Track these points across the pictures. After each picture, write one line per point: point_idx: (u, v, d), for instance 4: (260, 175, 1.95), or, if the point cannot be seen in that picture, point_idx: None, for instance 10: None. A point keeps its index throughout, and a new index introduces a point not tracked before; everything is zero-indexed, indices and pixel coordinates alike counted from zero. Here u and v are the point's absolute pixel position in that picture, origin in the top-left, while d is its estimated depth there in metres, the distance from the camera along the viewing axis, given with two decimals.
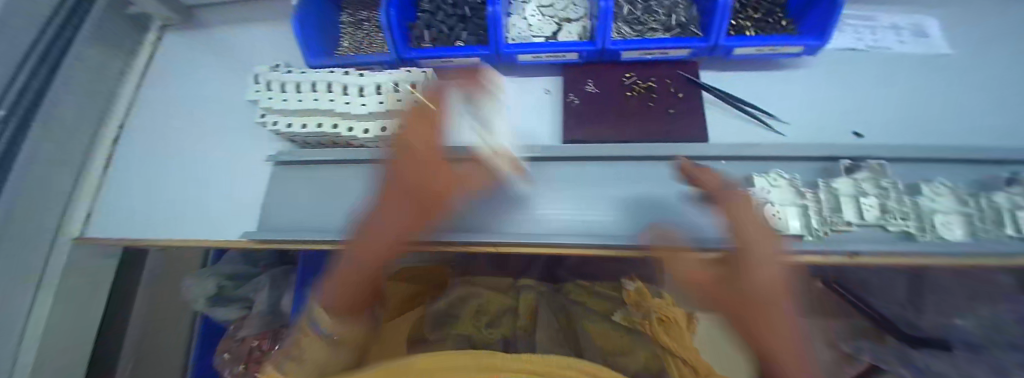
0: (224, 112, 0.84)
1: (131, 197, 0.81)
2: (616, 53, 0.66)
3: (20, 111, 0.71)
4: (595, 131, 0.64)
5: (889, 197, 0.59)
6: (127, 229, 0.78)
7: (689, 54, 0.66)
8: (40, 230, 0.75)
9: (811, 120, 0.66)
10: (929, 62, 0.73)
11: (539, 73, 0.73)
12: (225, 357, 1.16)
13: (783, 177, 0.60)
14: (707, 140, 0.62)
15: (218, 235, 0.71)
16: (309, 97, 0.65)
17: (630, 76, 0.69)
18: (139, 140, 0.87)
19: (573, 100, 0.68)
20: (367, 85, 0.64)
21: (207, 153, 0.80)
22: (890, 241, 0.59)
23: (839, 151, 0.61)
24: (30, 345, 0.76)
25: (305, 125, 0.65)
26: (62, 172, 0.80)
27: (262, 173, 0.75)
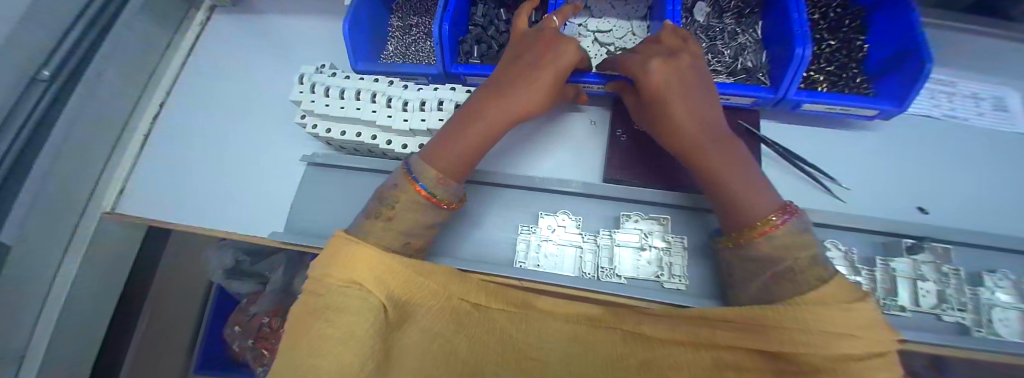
0: (263, 102, 0.84)
1: (164, 176, 0.81)
2: None
3: (63, 76, 0.72)
4: (640, 172, 0.62)
5: (949, 284, 0.56)
6: (154, 207, 0.79)
7: (752, 103, 0.62)
8: (73, 198, 0.76)
9: (870, 188, 0.63)
10: (1006, 140, 0.68)
11: (588, 103, 0.70)
12: (236, 329, 1.21)
13: (839, 249, 0.57)
14: None
15: (242, 228, 0.71)
16: (351, 105, 0.64)
17: None
18: (177, 120, 0.87)
19: (621, 137, 0.65)
20: (412, 100, 0.62)
21: (241, 141, 0.80)
22: (942, 332, 0.55)
23: (903, 229, 0.57)
24: (53, 309, 0.78)
25: (345, 133, 0.65)
26: (101, 144, 0.81)
27: (295, 171, 0.75)
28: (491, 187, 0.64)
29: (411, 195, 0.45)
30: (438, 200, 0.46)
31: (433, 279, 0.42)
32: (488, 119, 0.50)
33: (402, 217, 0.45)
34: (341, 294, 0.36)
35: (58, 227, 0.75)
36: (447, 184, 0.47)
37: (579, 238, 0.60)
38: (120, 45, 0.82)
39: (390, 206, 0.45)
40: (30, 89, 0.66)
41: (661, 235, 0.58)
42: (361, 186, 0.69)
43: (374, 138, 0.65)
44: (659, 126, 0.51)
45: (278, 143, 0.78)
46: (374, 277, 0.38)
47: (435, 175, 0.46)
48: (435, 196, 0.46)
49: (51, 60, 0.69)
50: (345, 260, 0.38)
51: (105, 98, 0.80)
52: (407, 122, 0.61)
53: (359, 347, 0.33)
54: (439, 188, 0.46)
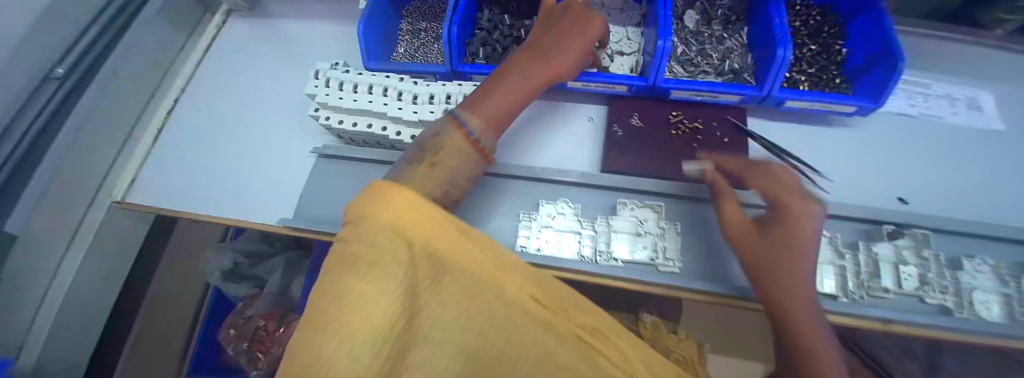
0: (277, 98, 0.88)
1: (176, 168, 0.84)
2: (666, 91, 0.66)
3: (80, 75, 0.77)
4: (636, 163, 0.64)
5: (929, 269, 0.59)
6: (165, 198, 0.81)
7: (739, 101, 0.66)
8: (84, 188, 0.79)
9: (853, 179, 0.67)
10: (981, 136, 0.73)
11: (587, 100, 0.74)
12: (232, 333, 1.19)
13: (823, 234, 0.60)
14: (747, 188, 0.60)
15: (251, 217, 0.74)
16: (363, 98, 0.67)
17: (678, 114, 0.68)
18: (192, 115, 0.91)
19: (617, 132, 0.67)
20: (420, 94, 0.66)
21: (255, 135, 0.84)
22: (927, 314, 0.58)
23: (883, 216, 0.61)
24: (53, 298, 0.78)
25: (356, 124, 0.68)
26: (114, 137, 0.84)
27: (305, 163, 0.78)
28: (496, 176, 0.67)
29: (456, 140, 0.45)
30: (482, 147, 0.48)
31: (476, 243, 0.34)
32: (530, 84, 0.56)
33: (443, 163, 0.44)
34: (370, 245, 0.31)
35: (65, 216, 0.76)
36: (490, 134, 0.49)
37: (577, 224, 0.63)
38: (139, 47, 0.87)
39: (435, 150, 0.45)
40: (41, 86, 0.71)
41: (656, 222, 0.61)
42: (369, 176, 0.72)
43: (383, 129, 0.68)
44: (744, 232, 0.46)
45: (291, 137, 0.82)
46: (410, 233, 0.32)
47: (480, 126, 0.49)
48: (479, 143, 0.48)
49: (63, 59, 0.74)
50: (382, 209, 0.32)
51: (122, 93, 0.84)
52: (416, 114, 0.64)
53: (389, 305, 0.29)
54: (485, 136, 0.49)
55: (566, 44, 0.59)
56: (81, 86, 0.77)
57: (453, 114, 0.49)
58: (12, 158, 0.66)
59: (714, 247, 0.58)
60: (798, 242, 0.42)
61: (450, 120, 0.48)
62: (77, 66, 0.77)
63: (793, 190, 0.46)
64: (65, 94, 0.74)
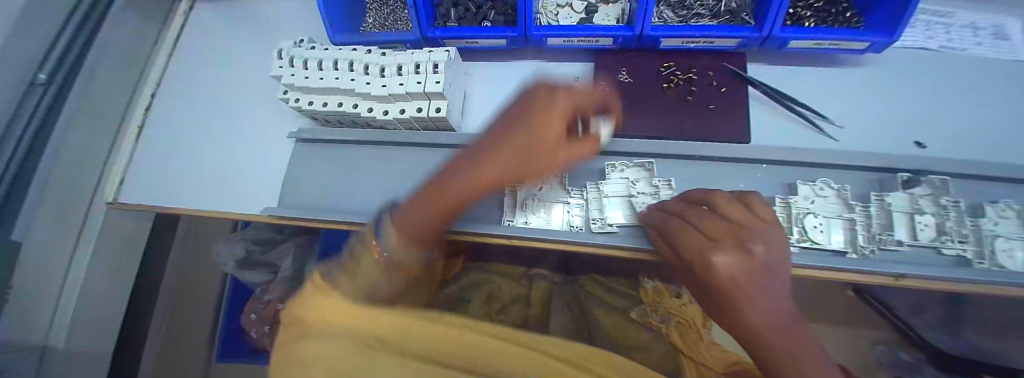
0: (249, 84, 0.84)
1: (162, 167, 0.82)
2: (655, 40, 0.60)
3: (62, 77, 0.73)
4: (625, 123, 0.59)
5: (948, 217, 0.54)
6: (154, 196, 0.81)
7: (737, 45, 0.59)
8: (79, 191, 0.78)
9: (865, 125, 0.61)
10: (1013, 67, 0.65)
11: (570, 58, 0.68)
12: (253, 317, 1.23)
13: (832, 187, 0.55)
14: (746, 142, 0.56)
15: (236, 208, 0.72)
16: (330, 75, 0.63)
17: (669, 66, 0.62)
18: (172, 111, 0.88)
19: (604, 90, 0.62)
20: (388, 66, 0.61)
21: (229, 124, 0.80)
22: (943, 265, 0.54)
23: (897, 163, 0.55)
24: (67, 301, 0.80)
25: (327, 104, 0.65)
26: (101, 138, 0.82)
27: (281, 150, 0.75)
28: None
29: (370, 262, 0.33)
30: (401, 275, 0.35)
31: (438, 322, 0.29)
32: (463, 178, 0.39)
33: (360, 271, 0.32)
34: (319, 315, 0.27)
35: (65, 219, 0.77)
36: (408, 256, 0.35)
37: (565, 193, 0.59)
38: (111, 43, 0.82)
39: (353, 257, 0.34)
40: (29, 93, 0.67)
41: (648, 181, 0.57)
42: (351, 158, 0.70)
43: (355, 106, 0.64)
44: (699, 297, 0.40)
45: (266, 123, 0.78)
46: (360, 312, 0.27)
47: (401, 243, 0.35)
48: (397, 268, 0.34)
49: (44, 63, 0.70)
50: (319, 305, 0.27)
51: (99, 94, 0.80)
52: (386, 87, 0.60)
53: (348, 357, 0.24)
54: (404, 259, 0.35)
55: (531, 170, 0.42)
56: (65, 89, 0.74)
57: (378, 221, 0.38)
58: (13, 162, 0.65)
59: None
60: (703, 279, 0.36)
61: (371, 227, 0.37)
62: (60, 67, 0.73)
63: (686, 224, 0.42)
64: (52, 98, 0.71)
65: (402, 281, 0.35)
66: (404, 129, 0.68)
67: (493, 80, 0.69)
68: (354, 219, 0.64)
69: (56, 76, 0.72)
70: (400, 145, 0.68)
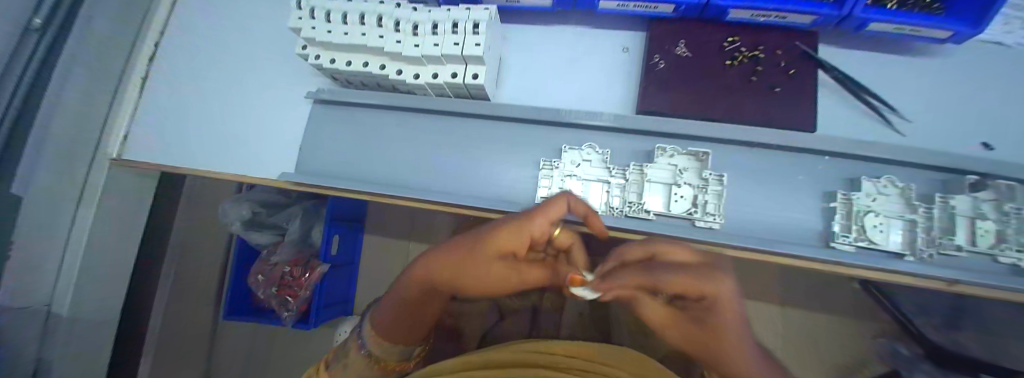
0: (259, 33, 0.76)
1: (170, 124, 0.77)
2: (722, 10, 0.53)
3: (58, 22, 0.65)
4: (679, 102, 0.54)
5: (1011, 223, 0.51)
6: (162, 153, 0.76)
7: (812, 23, 0.53)
8: (81, 146, 0.73)
9: (934, 121, 0.56)
10: None
11: (619, 27, 0.61)
12: (260, 278, 1.22)
13: (895, 185, 0.51)
14: (812, 130, 0.51)
15: (252, 172, 0.68)
16: (356, 31, 0.57)
17: (734, 41, 0.56)
18: (177, 61, 0.81)
19: (658, 63, 0.56)
20: (422, 23, 0.55)
21: (239, 78, 0.74)
22: (996, 274, 0.52)
23: (968, 165, 0.51)
24: (72, 259, 0.77)
25: (350, 63, 0.60)
26: (101, 92, 0.76)
27: (296, 110, 0.69)
28: (513, 121, 0.59)
29: (355, 360, 0.53)
30: (376, 359, 0.53)
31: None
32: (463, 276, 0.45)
33: (351, 364, 0.53)
34: None
35: (68, 175, 0.73)
36: (382, 344, 0.52)
37: (606, 173, 0.55)
38: None
39: (345, 353, 0.55)
40: (24, 38, 0.60)
41: (697, 172, 0.53)
42: (375, 125, 0.65)
43: (382, 68, 0.59)
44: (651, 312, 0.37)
45: (279, 80, 0.71)
46: None
47: (372, 338, 0.53)
48: (372, 355, 0.53)
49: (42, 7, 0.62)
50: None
51: (98, 41, 0.73)
52: (418, 48, 0.54)
53: None
54: (376, 348, 0.53)
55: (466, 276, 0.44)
56: (61, 34, 0.66)
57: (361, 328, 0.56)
58: (6, 119, 0.58)
59: (756, 200, 0.53)
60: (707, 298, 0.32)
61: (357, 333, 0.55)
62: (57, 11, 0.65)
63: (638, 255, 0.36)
64: (50, 45, 0.64)
65: (380, 365, 0.54)
66: (435, 95, 0.63)
67: (531, 48, 0.63)
68: (378, 189, 0.60)
69: (55, 18, 0.65)
70: (428, 113, 0.63)
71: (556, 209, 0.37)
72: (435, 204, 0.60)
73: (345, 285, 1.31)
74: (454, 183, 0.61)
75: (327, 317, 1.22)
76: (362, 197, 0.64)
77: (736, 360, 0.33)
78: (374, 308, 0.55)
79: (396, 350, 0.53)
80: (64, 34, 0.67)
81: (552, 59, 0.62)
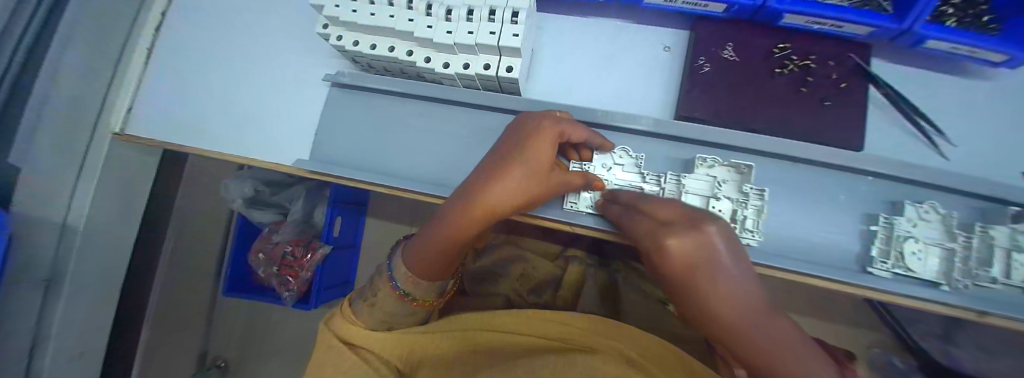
0: (273, 5, 0.72)
1: (177, 99, 0.73)
2: (777, 14, 0.50)
3: None
4: (722, 110, 0.51)
5: None
6: (167, 129, 0.73)
7: (869, 34, 0.50)
8: (82, 116, 0.70)
9: (982, 147, 0.54)
10: None
11: (661, 24, 0.58)
12: (261, 256, 1.20)
13: (937, 211, 0.49)
14: (858, 150, 0.49)
15: (264, 155, 0.66)
16: (383, 12, 0.54)
17: (785, 47, 0.53)
18: (185, 31, 0.76)
19: (703, 66, 0.53)
20: (456, 8, 0.51)
21: (252, 54, 0.70)
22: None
23: (1014, 195, 0.50)
24: (71, 233, 0.75)
25: (375, 46, 0.56)
26: (103, 59, 0.72)
27: (311, 92, 0.66)
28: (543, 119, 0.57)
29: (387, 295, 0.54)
30: (412, 298, 0.55)
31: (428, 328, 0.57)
32: (493, 199, 0.43)
33: (380, 305, 0.55)
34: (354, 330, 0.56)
35: (68, 145, 0.69)
36: (416, 283, 0.54)
37: (638, 178, 0.53)
38: None
39: (372, 293, 0.56)
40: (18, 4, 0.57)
41: (737, 185, 0.51)
42: (396, 113, 0.62)
43: (409, 54, 0.56)
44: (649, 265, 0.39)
45: (297, 59, 0.67)
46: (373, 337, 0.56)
47: (406, 277, 0.54)
48: (408, 295, 0.54)
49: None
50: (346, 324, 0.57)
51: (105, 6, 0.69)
52: (450, 35, 0.51)
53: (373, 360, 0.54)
54: (411, 286, 0.54)
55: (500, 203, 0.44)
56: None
57: (391, 263, 0.57)
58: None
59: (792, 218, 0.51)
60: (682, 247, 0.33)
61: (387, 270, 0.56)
62: None
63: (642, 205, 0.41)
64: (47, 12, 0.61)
65: (414, 302, 0.55)
66: (463, 86, 0.60)
67: (567, 41, 0.60)
68: (397, 183, 0.58)
69: None
70: (454, 104, 0.60)
71: (574, 129, 0.46)
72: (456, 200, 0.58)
73: (344, 266, 1.28)
74: None
75: (327, 298, 1.21)
76: (380, 190, 0.62)
77: (719, 314, 0.31)
78: (403, 248, 0.57)
79: (430, 288, 0.55)
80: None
81: (588, 54, 0.59)
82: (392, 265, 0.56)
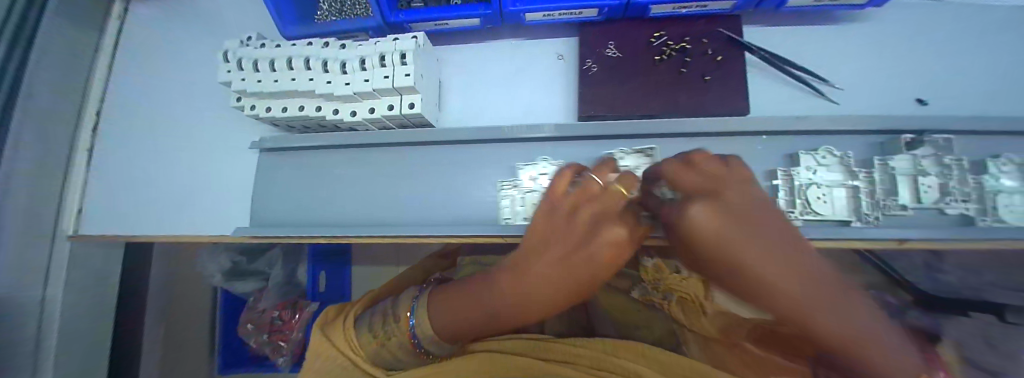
0: (201, 87, 0.75)
1: (126, 194, 0.75)
2: (643, 7, 0.54)
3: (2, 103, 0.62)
4: (615, 103, 0.54)
5: (951, 177, 0.52)
6: (119, 224, 0.75)
7: (732, 7, 0.54)
8: (36, 228, 0.70)
9: (860, 84, 0.59)
10: (1011, 13, 0.61)
11: (552, 34, 0.62)
12: (250, 327, 1.18)
13: (834, 155, 0.52)
14: (746, 113, 0.52)
15: (211, 230, 0.68)
16: (285, 77, 0.56)
17: (660, 35, 0.57)
18: (124, 125, 0.78)
19: (591, 67, 0.56)
20: (349, 60, 0.54)
21: (186, 137, 0.73)
22: (944, 226, 0.53)
23: (903, 124, 0.52)
24: (47, 347, 0.73)
25: (287, 109, 0.59)
26: (51, 167, 0.73)
27: (244, 162, 0.68)
28: (458, 142, 0.59)
29: (399, 344, 0.49)
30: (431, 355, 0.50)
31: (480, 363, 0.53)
32: (556, 270, 0.42)
33: (390, 345, 0.50)
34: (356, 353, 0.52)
35: (30, 255, 0.70)
36: (439, 343, 0.49)
37: None
38: (51, 53, 0.70)
39: (384, 334, 0.51)
40: None
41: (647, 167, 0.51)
42: (323, 165, 0.64)
43: (318, 109, 0.58)
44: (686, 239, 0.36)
45: (228, 132, 0.70)
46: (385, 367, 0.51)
47: (429, 337, 0.48)
48: (427, 352, 0.50)
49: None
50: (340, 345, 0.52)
51: (44, 112, 0.69)
52: (349, 86, 0.54)
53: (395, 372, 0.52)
54: (432, 346, 0.49)
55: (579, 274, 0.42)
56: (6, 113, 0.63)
57: (411, 311, 0.49)
58: None
59: None
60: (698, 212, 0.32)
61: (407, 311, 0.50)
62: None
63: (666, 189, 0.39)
64: None
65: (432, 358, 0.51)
66: (377, 128, 0.63)
67: (468, 67, 0.63)
68: (329, 232, 0.59)
69: None
70: (375, 147, 0.62)
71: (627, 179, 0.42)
72: (387, 236, 0.59)
73: None
74: (413, 213, 0.60)
75: None
76: (320, 241, 0.63)
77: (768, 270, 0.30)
78: (432, 294, 0.50)
79: (449, 347, 0.50)
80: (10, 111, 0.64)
81: (490, 74, 0.62)
82: (415, 315, 0.49)
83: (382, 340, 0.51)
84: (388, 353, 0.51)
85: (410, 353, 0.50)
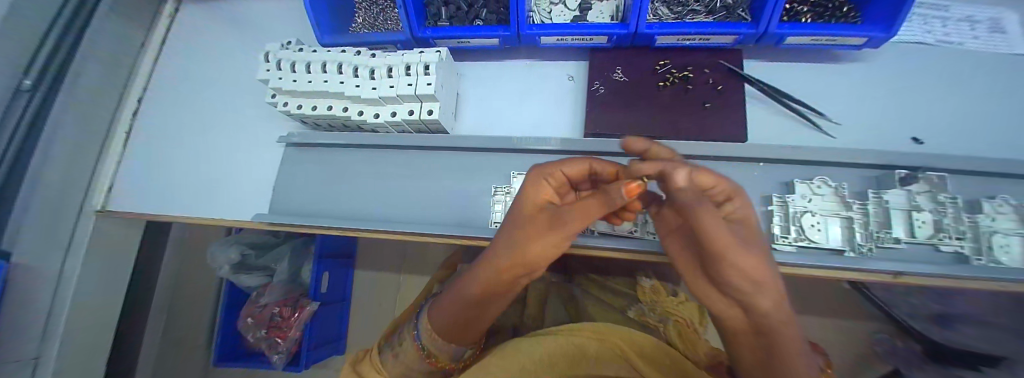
0: (238, 84, 0.82)
1: (156, 176, 0.80)
2: (650, 37, 0.58)
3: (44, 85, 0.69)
4: (620, 124, 0.58)
5: (946, 214, 0.53)
6: (145, 204, 0.79)
7: (734, 42, 0.58)
8: (69, 201, 0.75)
9: (858, 120, 0.61)
10: (1007, 62, 0.64)
11: (564, 57, 0.67)
12: (249, 321, 1.19)
13: (828, 185, 0.55)
14: (743, 140, 0.55)
15: (231, 216, 0.72)
16: (318, 79, 0.62)
17: (664, 64, 0.61)
18: (162, 114, 0.85)
19: (598, 89, 0.61)
20: (378, 68, 0.59)
21: (218, 127, 0.78)
22: (941, 262, 0.54)
23: (897, 160, 0.54)
24: (58, 316, 0.76)
25: (316, 107, 0.64)
26: (88, 144, 0.78)
27: (270, 154, 0.73)
28: (470, 149, 0.63)
29: (410, 350, 0.50)
30: (430, 355, 0.49)
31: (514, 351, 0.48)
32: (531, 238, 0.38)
33: (402, 354, 0.51)
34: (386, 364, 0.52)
35: (61, 226, 0.74)
36: (435, 339, 0.48)
37: None
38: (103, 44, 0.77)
39: (399, 341, 0.53)
40: (14, 99, 0.65)
41: None
42: (344, 162, 0.68)
43: (345, 110, 0.63)
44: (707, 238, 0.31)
45: (259, 126, 0.76)
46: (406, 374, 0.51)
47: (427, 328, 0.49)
48: (428, 352, 0.49)
49: (30, 70, 0.67)
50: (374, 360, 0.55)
51: (83, 95, 0.75)
52: (375, 90, 0.58)
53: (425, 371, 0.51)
54: (430, 343, 0.48)
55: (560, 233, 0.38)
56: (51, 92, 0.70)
57: (419, 319, 0.51)
58: None
59: None
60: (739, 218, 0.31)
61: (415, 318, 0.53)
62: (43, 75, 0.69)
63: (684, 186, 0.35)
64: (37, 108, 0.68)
65: (433, 362, 0.49)
66: (396, 132, 0.68)
67: (486, 80, 0.68)
68: (344, 224, 0.63)
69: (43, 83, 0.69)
70: (392, 148, 0.66)
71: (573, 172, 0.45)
72: (398, 233, 0.62)
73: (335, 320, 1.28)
74: (423, 213, 0.63)
75: (317, 358, 1.20)
76: (332, 233, 0.66)
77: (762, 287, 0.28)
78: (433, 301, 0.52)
79: (450, 349, 0.48)
80: (53, 94, 0.70)
81: (506, 89, 0.67)
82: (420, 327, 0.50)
83: (400, 351, 0.51)
84: (403, 367, 0.50)
85: (421, 361, 0.49)
